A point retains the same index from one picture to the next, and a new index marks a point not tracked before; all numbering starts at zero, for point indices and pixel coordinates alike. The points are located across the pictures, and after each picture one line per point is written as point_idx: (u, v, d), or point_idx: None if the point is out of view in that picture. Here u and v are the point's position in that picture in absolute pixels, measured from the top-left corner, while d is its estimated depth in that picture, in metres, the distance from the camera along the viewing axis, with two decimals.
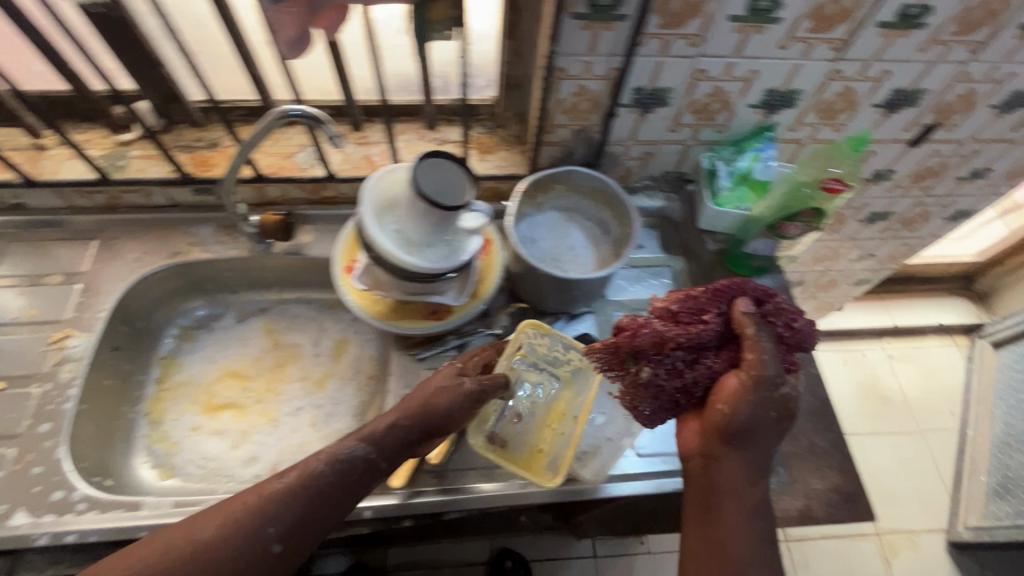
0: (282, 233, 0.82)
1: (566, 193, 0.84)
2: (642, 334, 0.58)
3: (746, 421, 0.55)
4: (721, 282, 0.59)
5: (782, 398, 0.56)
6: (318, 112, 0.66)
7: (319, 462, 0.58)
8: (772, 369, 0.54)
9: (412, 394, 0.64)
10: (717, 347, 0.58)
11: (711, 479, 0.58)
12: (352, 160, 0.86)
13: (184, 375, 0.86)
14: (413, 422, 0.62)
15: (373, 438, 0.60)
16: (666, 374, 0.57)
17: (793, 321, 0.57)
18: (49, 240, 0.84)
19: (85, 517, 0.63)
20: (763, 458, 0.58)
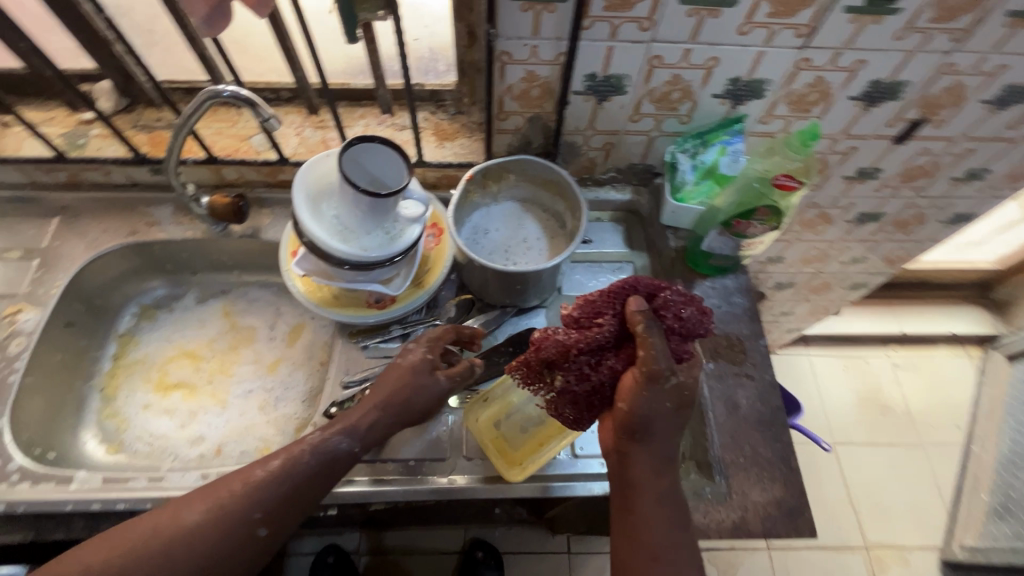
0: (234, 216, 0.82)
1: (521, 184, 0.82)
2: (546, 347, 0.58)
3: (644, 416, 0.54)
4: (615, 282, 0.57)
5: (677, 389, 0.54)
6: (251, 95, 0.65)
7: (302, 449, 0.57)
8: (660, 364, 0.52)
9: (387, 383, 0.63)
10: (617, 344, 0.57)
11: (625, 477, 0.57)
12: (308, 144, 0.84)
13: (140, 354, 0.87)
14: (393, 415, 0.61)
15: (353, 430, 0.59)
16: (575, 380, 0.57)
17: (682, 311, 0.55)
18: (14, 215, 0.85)
19: (18, 488, 0.65)
20: (671, 448, 0.57)
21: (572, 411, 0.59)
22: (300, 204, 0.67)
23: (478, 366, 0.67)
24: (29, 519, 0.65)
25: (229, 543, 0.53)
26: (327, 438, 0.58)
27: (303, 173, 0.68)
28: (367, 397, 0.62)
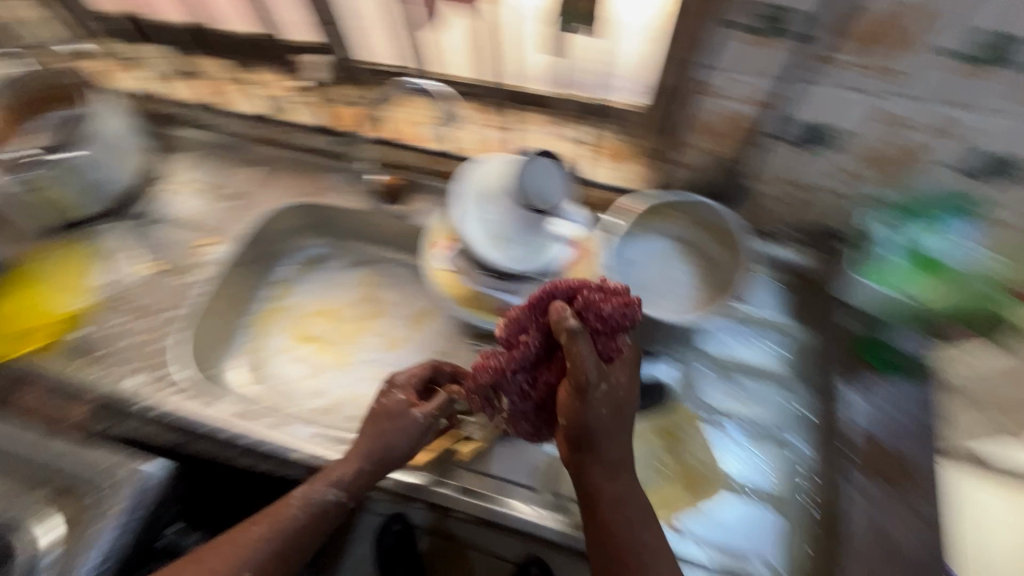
0: (389, 196, 0.88)
1: (681, 223, 0.76)
2: (485, 370, 0.62)
3: (587, 426, 0.55)
4: (533, 296, 0.60)
5: (610, 394, 0.55)
6: (437, 87, 0.72)
7: (291, 507, 0.62)
8: (582, 374, 0.53)
9: (367, 431, 0.67)
10: (550, 354, 0.59)
11: (591, 489, 0.57)
12: (477, 141, 0.86)
13: (291, 301, 0.97)
14: (379, 465, 0.64)
15: (339, 481, 0.63)
16: (519, 399, 0.60)
17: (601, 310, 0.56)
18: (228, 160, 1.00)
19: (180, 395, 0.75)
20: (620, 451, 0.58)
21: (529, 423, 0.63)
22: (457, 207, 0.68)
23: (455, 396, 0.70)
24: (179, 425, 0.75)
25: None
26: (310, 492, 0.63)
27: (463, 177, 0.69)
28: (348, 450, 0.65)
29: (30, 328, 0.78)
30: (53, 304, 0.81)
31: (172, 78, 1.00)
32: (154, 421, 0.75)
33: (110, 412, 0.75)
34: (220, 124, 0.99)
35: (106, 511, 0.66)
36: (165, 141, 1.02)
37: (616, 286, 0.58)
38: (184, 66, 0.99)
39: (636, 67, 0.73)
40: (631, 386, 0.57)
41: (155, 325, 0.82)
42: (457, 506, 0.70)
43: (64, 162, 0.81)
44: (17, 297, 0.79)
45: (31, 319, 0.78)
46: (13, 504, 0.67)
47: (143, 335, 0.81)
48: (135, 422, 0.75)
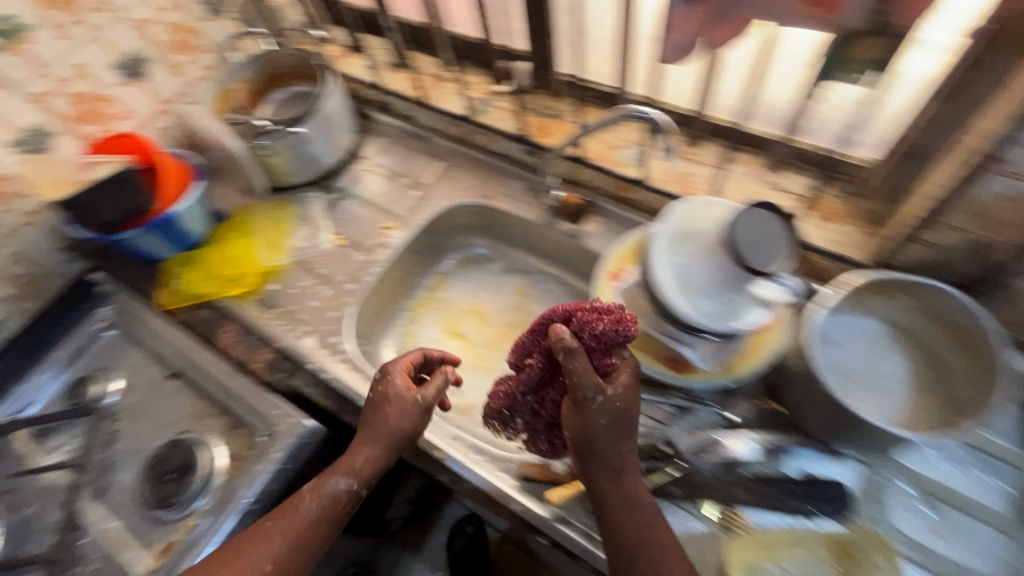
0: (572, 215, 0.86)
1: (907, 310, 0.64)
2: (500, 393, 0.69)
3: (588, 436, 0.59)
4: (535, 322, 0.66)
5: (608, 405, 0.59)
6: (663, 119, 0.64)
7: (304, 499, 0.63)
8: (580, 388, 0.58)
9: (370, 423, 0.68)
10: (554, 375, 0.65)
11: (599, 497, 0.59)
12: (671, 173, 0.81)
13: (446, 294, 0.99)
14: (386, 452, 0.66)
15: (348, 470, 0.65)
16: (529, 416, 0.67)
17: (597, 330, 0.60)
18: (416, 150, 1.04)
19: (341, 365, 0.80)
20: (621, 457, 0.60)
21: (548, 443, 0.68)
22: (651, 242, 0.64)
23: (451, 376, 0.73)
24: (338, 394, 0.79)
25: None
26: (320, 488, 0.64)
27: (668, 214, 0.65)
28: (356, 441, 0.67)
29: (241, 274, 0.90)
30: (262, 257, 0.92)
31: (382, 66, 1.06)
32: (319, 384, 0.81)
33: (286, 363, 0.82)
34: (416, 116, 1.04)
35: (269, 456, 0.75)
36: (364, 124, 1.10)
37: (611, 307, 0.62)
38: (393, 57, 1.04)
39: (888, 121, 0.64)
40: (631, 394, 0.61)
41: (331, 295, 0.88)
42: (580, 553, 0.64)
43: (287, 135, 0.91)
44: (243, 246, 0.94)
45: (245, 267, 0.90)
46: (205, 424, 0.81)
47: (319, 302, 0.88)
48: (303, 379, 0.81)
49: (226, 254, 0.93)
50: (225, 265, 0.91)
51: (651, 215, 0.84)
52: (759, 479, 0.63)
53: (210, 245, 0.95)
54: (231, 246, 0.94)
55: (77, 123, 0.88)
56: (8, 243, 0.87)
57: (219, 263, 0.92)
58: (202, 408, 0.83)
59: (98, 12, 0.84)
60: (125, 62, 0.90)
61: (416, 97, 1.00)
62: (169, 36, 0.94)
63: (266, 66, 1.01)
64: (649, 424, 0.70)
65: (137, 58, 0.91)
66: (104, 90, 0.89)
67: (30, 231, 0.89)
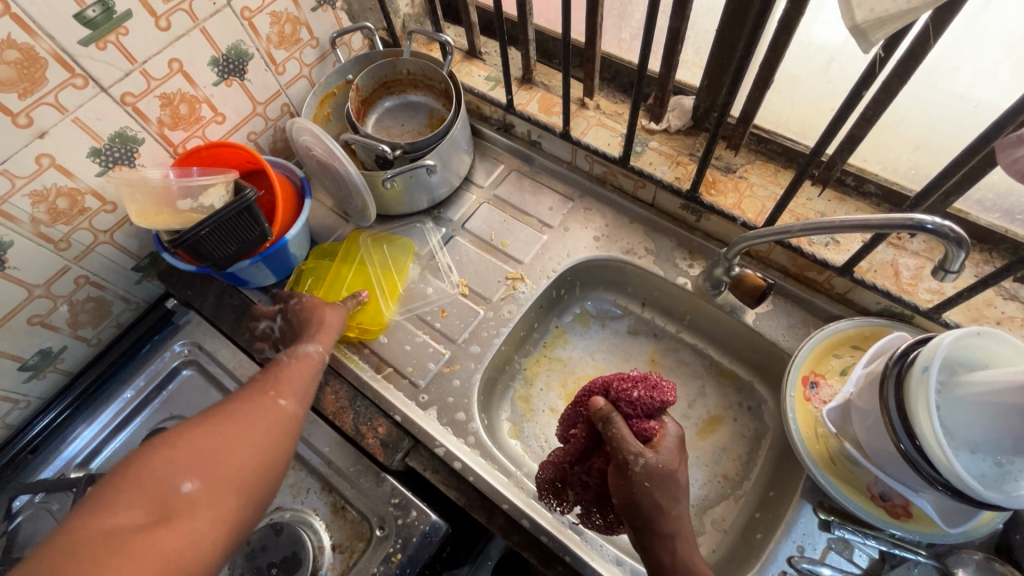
0: (753, 299, 0.70)
1: None
2: (549, 467, 0.65)
3: (635, 502, 0.56)
4: (576, 394, 0.66)
5: (653, 469, 0.56)
6: (966, 236, 0.48)
7: (281, 358, 0.65)
8: (621, 450, 0.56)
9: (309, 311, 0.73)
10: (601, 443, 0.62)
11: (657, 567, 0.55)
12: (875, 262, 0.69)
13: (565, 354, 0.87)
14: (334, 324, 0.72)
15: (312, 338, 0.69)
16: (578, 487, 0.63)
17: (631, 393, 0.59)
18: (540, 182, 0.90)
19: (468, 450, 0.69)
20: (665, 509, 0.55)
21: (603, 517, 0.63)
22: (925, 360, 0.51)
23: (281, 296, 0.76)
24: (467, 487, 0.68)
25: (258, 419, 0.57)
26: (294, 354, 0.66)
27: (957, 334, 0.51)
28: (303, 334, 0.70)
29: (364, 313, 0.79)
30: (393, 301, 0.81)
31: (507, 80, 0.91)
32: (443, 469, 0.69)
33: (405, 441, 0.70)
34: (544, 143, 0.89)
35: (388, 558, 0.64)
36: (476, 142, 0.95)
37: (646, 372, 0.62)
38: (522, 71, 0.89)
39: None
40: (677, 457, 0.58)
41: (450, 358, 0.76)
42: None
43: (412, 169, 0.78)
44: (373, 280, 0.83)
45: (369, 306, 0.80)
46: (306, 500, 0.71)
47: (437, 366, 0.76)
48: (425, 462, 0.70)
49: (355, 283, 0.83)
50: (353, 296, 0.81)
51: (837, 303, 0.72)
52: None
53: (333, 264, 0.85)
54: (360, 275, 0.84)
55: (165, 128, 0.74)
56: (79, 265, 0.73)
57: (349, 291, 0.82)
58: (300, 480, 0.72)
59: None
60: (223, 58, 0.75)
61: (553, 125, 0.85)
62: (272, 27, 0.78)
63: (379, 70, 0.86)
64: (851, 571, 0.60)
65: (237, 53, 0.76)
66: (198, 90, 0.75)
67: (102, 251, 0.75)
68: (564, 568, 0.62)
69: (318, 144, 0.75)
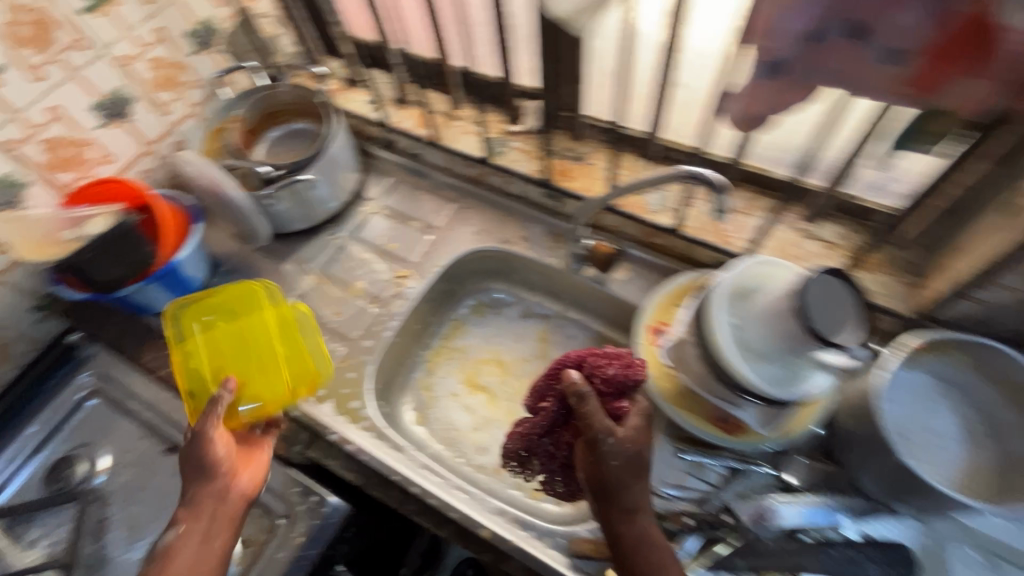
0: (602, 264, 0.82)
1: (962, 370, 0.63)
2: (515, 436, 0.71)
3: (603, 479, 0.59)
4: (549, 368, 0.69)
5: (623, 446, 0.59)
6: (722, 179, 0.59)
7: (161, 553, 0.58)
8: (595, 428, 0.59)
9: (191, 475, 0.61)
10: (568, 417, 0.67)
11: (617, 541, 0.57)
12: (702, 220, 0.79)
13: (463, 342, 0.94)
14: (215, 482, 0.61)
15: (188, 518, 0.59)
16: (545, 458, 0.69)
17: (608, 371, 0.65)
18: (423, 190, 0.99)
19: (363, 434, 0.74)
20: (632, 498, 0.57)
21: (565, 486, 0.70)
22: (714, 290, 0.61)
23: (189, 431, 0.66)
24: (363, 467, 0.72)
25: None
26: (173, 549, 0.58)
27: (732, 266, 0.63)
28: (183, 507, 0.60)
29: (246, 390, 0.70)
30: (288, 374, 0.73)
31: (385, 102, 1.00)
32: (339, 455, 0.74)
33: (303, 434, 0.75)
34: (424, 154, 0.98)
35: (293, 542, 0.68)
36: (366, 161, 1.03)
37: (620, 352, 0.67)
38: (396, 92, 0.99)
39: (913, 174, 0.64)
40: (644, 434, 0.61)
41: (344, 354, 0.82)
42: None
43: (291, 184, 0.84)
44: (261, 344, 0.75)
45: (251, 383, 0.71)
46: None
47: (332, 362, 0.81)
48: (322, 451, 0.75)
49: (238, 336, 0.75)
50: (234, 364, 0.72)
51: (681, 263, 0.82)
52: (822, 543, 0.61)
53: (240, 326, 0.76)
54: (253, 331, 0.76)
55: (52, 170, 0.79)
56: None
57: (228, 353, 0.73)
58: None
59: (77, 50, 0.75)
60: (106, 102, 0.81)
61: (424, 136, 0.95)
62: (154, 72, 0.86)
63: (262, 103, 0.94)
64: (702, 488, 0.67)
65: (119, 97, 0.82)
66: (82, 134, 0.80)
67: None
68: (453, 527, 0.68)
69: (204, 176, 0.80)
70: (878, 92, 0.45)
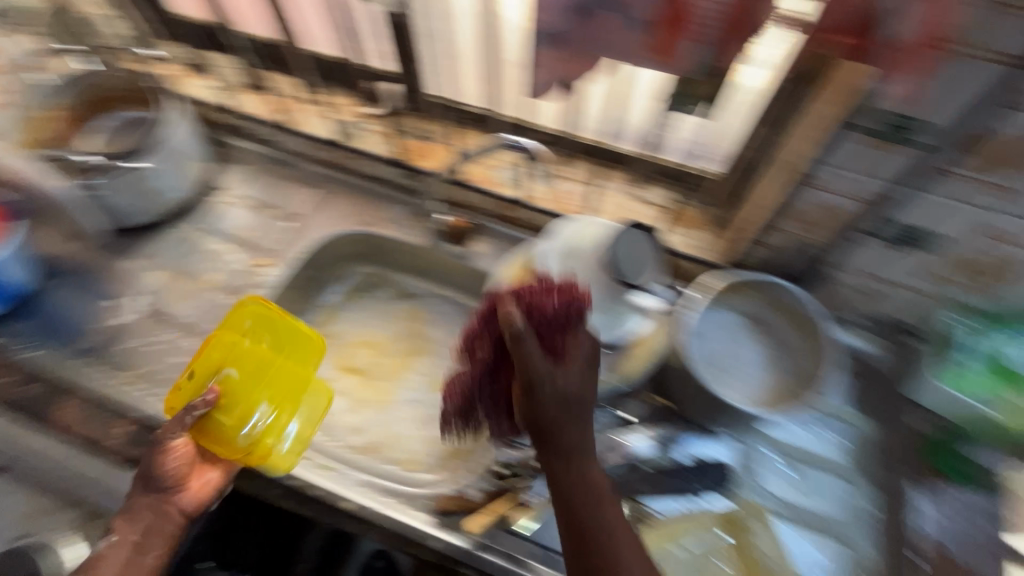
0: (458, 238, 0.87)
1: (759, 305, 0.74)
2: (456, 383, 0.68)
3: (541, 426, 0.53)
4: (484, 307, 0.64)
5: (561, 389, 0.53)
6: (539, 148, 0.69)
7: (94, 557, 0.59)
8: (531, 371, 0.52)
9: (138, 483, 0.63)
10: (505, 357, 0.62)
11: (560, 493, 0.51)
12: (548, 191, 0.85)
13: (334, 328, 0.93)
14: (156, 493, 0.62)
15: (126, 527, 0.61)
16: (486, 403, 0.65)
17: (546, 305, 0.57)
18: (281, 177, 0.96)
19: None
20: (578, 442, 0.52)
21: (510, 428, 0.66)
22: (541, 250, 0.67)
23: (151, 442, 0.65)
24: None
25: None
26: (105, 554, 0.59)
27: (554, 232, 0.69)
28: (124, 514, 0.62)
29: (227, 400, 0.64)
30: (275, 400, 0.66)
31: (232, 88, 0.96)
32: None
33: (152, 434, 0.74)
34: (279, 141, 0.95)
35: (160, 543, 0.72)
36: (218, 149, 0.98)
37: (560, 284, 0.60)
38: (244, 78, 0.96)
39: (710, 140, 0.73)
40: (587, 373, 0.55)
41: None
42: None
43: (130, 173, 0.80)
44: (289, 393, 0.67)
45: (238, 402, 0.64)
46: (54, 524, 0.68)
47: None
48: None
49: (263, 366, 0.66)
50: (236, 378, 0.65)
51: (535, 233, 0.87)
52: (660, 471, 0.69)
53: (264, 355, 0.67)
54: (288, 375, 0.67)
55: None
56: None
57: (244, 373, 0.65)
58: None
59: None
60: None
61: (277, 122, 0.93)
62: None
63: (90, 92, 0.88)
64: None
65: None
66: None
67: None
68: (318, 503, 0.70)
69: None
70: (621, 53, 0.48)
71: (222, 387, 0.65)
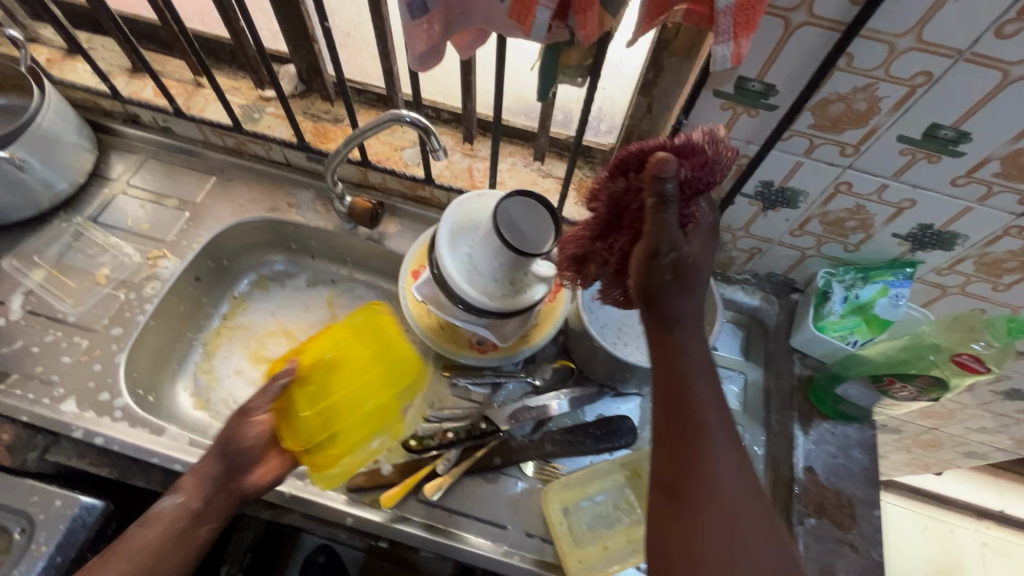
0: (367, 220, 0.84)
1: None
2: (568, 240, 0.59)
3: (651, 293, 0.49)
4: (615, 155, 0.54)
5: (683, 262, 0.48)
6: (429, 124, 0.67)
7: (161, 510, 0.58)
8: (662, 235, 0.47)
9: (219, 445, 0.60)
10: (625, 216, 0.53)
11: (661, 360, 0.48)
12: (454, 169, 0.85)
13: (245, 319, 0.91)
14: (228, 464, 0.59)
15: (193, 487, 0.59)
16: (596, 267, 0.57)
17: (687, 167, 0.49)
18: (177, 165, 0.92)
19: (115, 424, 0.69)
20: (688, 312, 0.49)
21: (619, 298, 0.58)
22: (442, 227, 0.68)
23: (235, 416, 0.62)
24: (118, 458, 0.69)
25: None
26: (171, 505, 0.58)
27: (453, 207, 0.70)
28: (198, 470, 0.59)
29: (310, 391, 0.61)
30: (361, 412, 0.62)
31: (116, 72, 0.91)
32: (90, 452, 0.70)
33: (40, 438, 0.70)
34: (172, 126, 0.91)
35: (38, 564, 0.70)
36: (105, 139, 0.92)
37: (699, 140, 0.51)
38: (129, 61, 0.91)
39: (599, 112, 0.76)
40: (707, 252, 0.50)
41: (88, 347, 0.75)
42: (419, 546, 0.67)
43: None
44: (373, 408, 0.63)
45: (325, 401, 0.60)
46: None
47: (74, 358, 0.75)
48: (70, 451, 0.70)
49: (356, 374, 0.61)
50: (335, 381, 0.60)
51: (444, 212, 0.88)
52: (567, 432, 0.73)
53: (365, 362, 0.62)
54: (378, 389, 0.62)
55: None
56: None
57: (340, 374, 0.61)
58: None
59: None
60: None
61: (166, 106, 0.88)
62: None
63: None
64: (469, 406, 0.76)
65: None
66: None
67: None
68: None
69: None
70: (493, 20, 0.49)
71: (308, 375, 0.61)
